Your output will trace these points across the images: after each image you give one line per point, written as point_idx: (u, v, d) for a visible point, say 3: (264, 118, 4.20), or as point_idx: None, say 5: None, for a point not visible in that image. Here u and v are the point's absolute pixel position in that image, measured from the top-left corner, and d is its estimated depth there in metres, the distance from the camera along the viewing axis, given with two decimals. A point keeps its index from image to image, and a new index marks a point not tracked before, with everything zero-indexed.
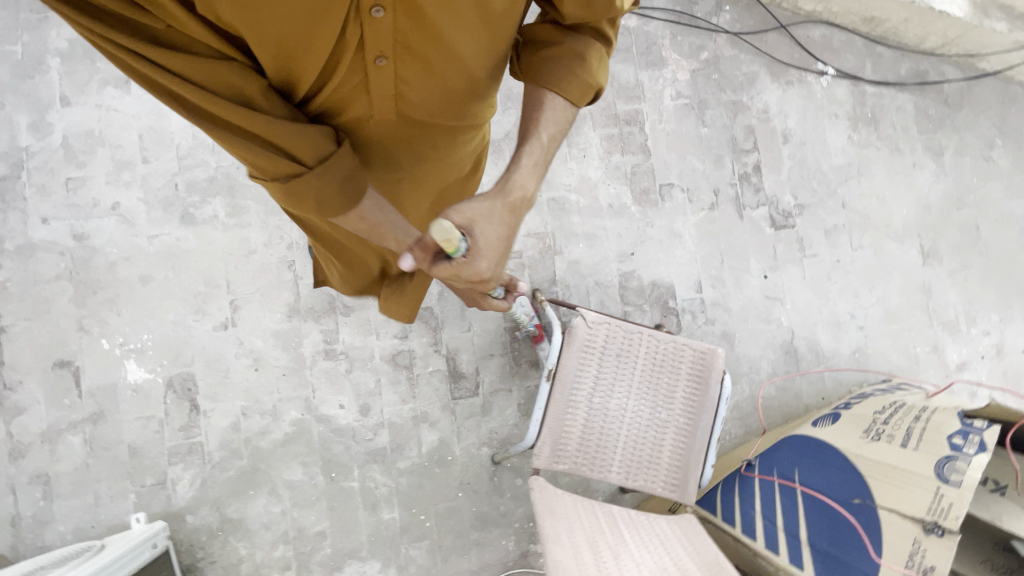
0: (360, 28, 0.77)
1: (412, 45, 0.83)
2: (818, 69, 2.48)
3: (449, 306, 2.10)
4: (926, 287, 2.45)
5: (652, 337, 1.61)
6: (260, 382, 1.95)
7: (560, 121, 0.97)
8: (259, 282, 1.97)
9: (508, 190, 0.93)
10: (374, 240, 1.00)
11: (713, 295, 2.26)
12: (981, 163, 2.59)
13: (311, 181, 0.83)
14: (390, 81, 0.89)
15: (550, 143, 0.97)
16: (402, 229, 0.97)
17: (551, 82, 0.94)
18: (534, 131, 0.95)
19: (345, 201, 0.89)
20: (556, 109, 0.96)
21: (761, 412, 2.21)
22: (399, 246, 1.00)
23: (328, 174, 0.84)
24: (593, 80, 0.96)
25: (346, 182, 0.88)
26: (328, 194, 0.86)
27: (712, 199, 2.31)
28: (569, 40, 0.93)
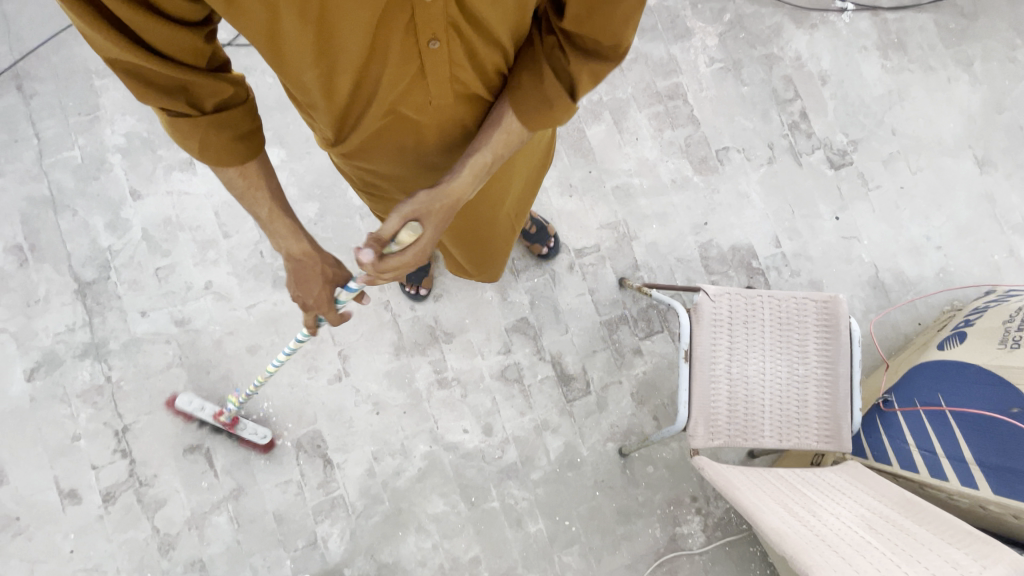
0: (414, 9, 0.81)
1: (460, 25, 0.86)
2: (837, 8, 2.49)
3: (543, 312, 2.12)
4: (989, 196, 2.47)
5: (772, 298, 1.64)
6: (384, 424, 1.96)
7: (511, 143, 1.05)
8: (361, 328, 1.99)
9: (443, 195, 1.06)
10: (245, 199, 1.05)
11: (792, 247, 2.28)
12: (1010, 64, 2.62)
13: (202, 125, 0.90)
14: (446, 65, 0.92)
15: (494, 160, 1.07)
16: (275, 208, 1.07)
17: (516, 101, 0.99)
18: (478, 147, 1.05)
19: (234, 153, 0.96)
20: (509, 132, 1.04)
21: (877, 344, 2.24)
22: (269, 210, 1.07)
23: (221, 127, 0.92)
24: (554, 118, 1.01)
25: (238, 137, 0.95)
26: (212, 142, 0.93)
27: (768, 153, 2.33)
28: (546, 82, 0.95)
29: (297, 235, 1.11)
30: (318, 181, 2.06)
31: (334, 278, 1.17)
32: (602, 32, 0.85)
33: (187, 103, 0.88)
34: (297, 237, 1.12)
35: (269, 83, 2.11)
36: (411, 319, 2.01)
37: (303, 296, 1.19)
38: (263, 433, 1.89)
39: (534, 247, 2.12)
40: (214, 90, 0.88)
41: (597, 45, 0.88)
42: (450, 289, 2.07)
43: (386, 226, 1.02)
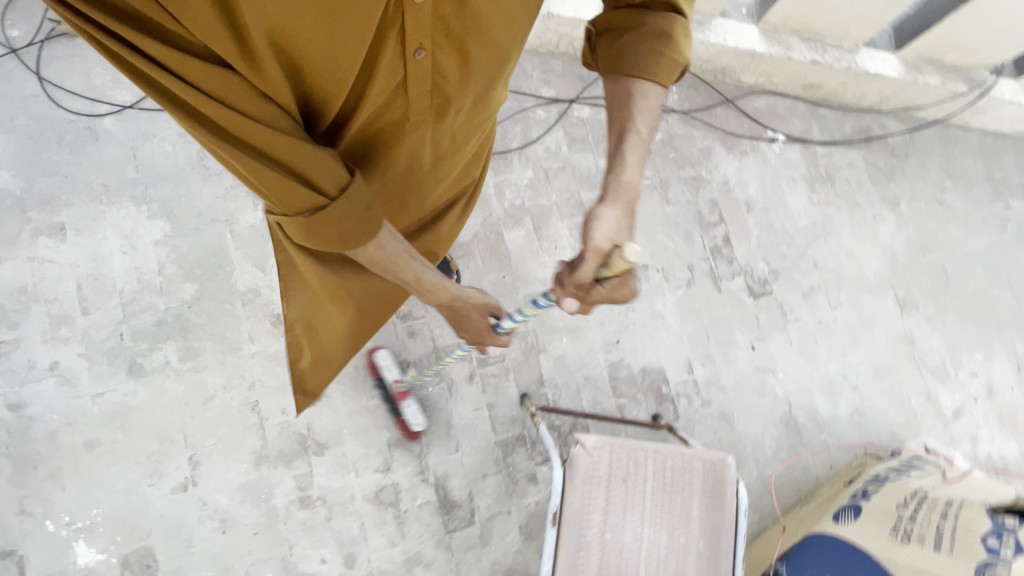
0: (404, 15, 0.76)
1: (450, 28, 0.83)
2: (768, 136, 2.53)
3: (433, 427, 1.92)
4: (908, 337, 2.45)
5: (659, 453, 1.50)
6: (229, 546, 1.74)
7: (654, 106, 1.07)
8: (221, 430, 1.80)
9: (622, 191, 1.06)
10: (388, 272, 1.01)
11: (705, 374, 2.20)
12: (936, 207, 2.66)
13: (335, 213, 0.84)
14: (428, 74, 0.88)
15: (648, 133, 1.08)
16: (418, 263, 1.04)
17: (639, 68, 1.03)
18: (630, 122, 1.06)
19: (367, 231, 0.90)
20: (647, 95, 1.06)
21: (774, 495, 2.12)
22: (413, 274, 1.04)
23: (353, 202, 0.86)
24: (676, 56, 1.03)
25: (367, 209, 0.89)
26: (350, 223, 0.87)
27: (688, 275, 2.29)
28: (648, 18, 1.01)
29: (444, 287, 1.08)
30: (201, 261, 1.89)
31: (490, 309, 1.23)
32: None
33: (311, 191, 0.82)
34: (443, 288, 1.10)
35: (169, 151, 1.97)
36: (280, 425, 1.83)
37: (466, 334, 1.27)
38: (418, 420, 1.86)
39: None
40: (330, 170, 0.82)
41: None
42: (332, 394, 1.87)
43: (585, 264, 1.01)
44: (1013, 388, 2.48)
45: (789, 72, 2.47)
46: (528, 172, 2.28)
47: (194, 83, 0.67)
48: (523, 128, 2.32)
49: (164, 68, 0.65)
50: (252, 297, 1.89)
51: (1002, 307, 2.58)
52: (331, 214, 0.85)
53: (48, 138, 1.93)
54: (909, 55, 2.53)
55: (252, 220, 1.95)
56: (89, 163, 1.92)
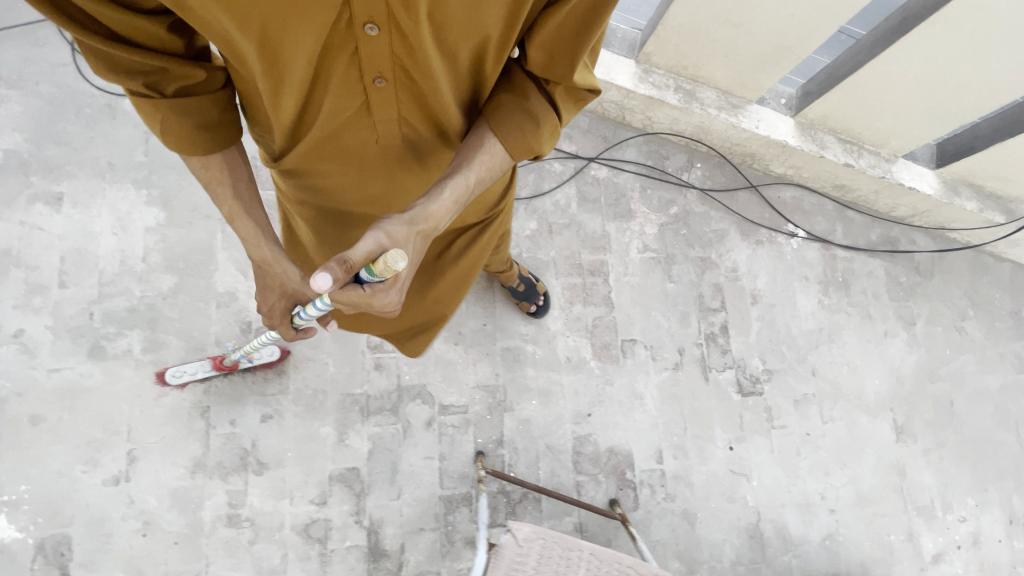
0: (357, 42, 0.75)
1: (409, 69, 0.81)
2: (787, 231, 2.43)
3: (378, 468, 1.86)
4: (899, 467, 2.30)
5: (594, 556, 1.42)
6: (147, 551, 1.69)
7: (494, 168, 0.93)
8: (165, 430, 1.77)
9: (419, 220, 0.89)
10: (211, 191, 0.95)
11: (674, 467, 2.09)
12: (954, 333, 2.52)
13: (159, 108, 0.81)
14: (391, 103, 0.87)
15: (477, 186, 0.92)
16: (234, 205, 0.96)
17: (494, 124, 0.90)
18: (469, 161, 0.91)
19: (195, 145, 0.87)
20: (492, 156, 0.92)
21: None
22: (232, 207, 0.96)
23: (183, 110, 0.83)
24: (536, 145, 0.91)
25: (200, 127, 0.86)
26: (172, 127, 0.84)
27: (676, 358, 2.19)
28: (531, 98, 0.88)
29: (257, 240, 0.99)
30: (185, 255, 1.88)
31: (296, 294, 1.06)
32: (575, 51, 0.80)
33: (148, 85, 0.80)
34: (257, 244, 0.99)
35: None
36: (225, 435, 1.79)
37: (263, 307, 1.11)
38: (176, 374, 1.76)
39: (522, 304, 2.09)
40: (179, 76, 0.80)
41: (572, 71, 0.83)
42: (284, 415, 1.83)
43: (359, 249, 0.81)
44: (1001, 542, 2.33)
45: (820, 170, 2.39)
46: (531, 224, 2.25)
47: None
48: (535, 178, 2.28)
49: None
50: (227, 300, 1.87)
51: (1004, 453, 2.43)
52: (157, 109, 0.82)
53: (67, 109, 1.96)
54: (947, 174, 2.43)
55: None
56: (101, 139, 1.95)
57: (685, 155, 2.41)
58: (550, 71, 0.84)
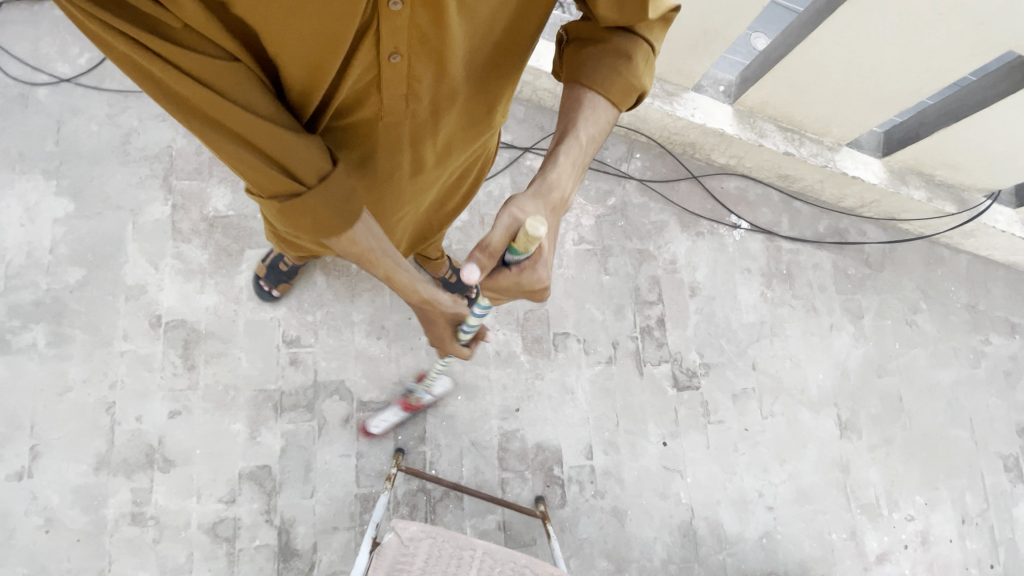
0: (380, 22, 0.74)
1: (428, 39, 0.80)
2: (730, 222, 2.38)
3: (292, 465, 1.81)
4: (843, 464, 2.24)
5: (488, 556, 1.36)
6: (46, 550, 1.65)
7: (600, 120, 0.96)
8: (68, 426, 1.72)
9: (548, 191, 0.92)
10: (364, 265, 0.99)
11: (605, 463, 2.04)
12: (904, 327, 2.46)
13: (311, 199, 0.80)
14: (403, 80, 0.86)
15: (590, 143, 0.96)
16: (392, 258, 0.99)
17: (591, 81, 0.93)
18: (573, 128, 0.95)
19: (346, 220, 0.85)
20: (596, 109, 0.95)
21: None
22: (386, 269, 1.00)
23: (331, 191, 0.81)
24: (636, 81, 0.94)
25: (345, 201, 0.84)
26: (323, 211, 0.82)
27: (610, 352, 2.15)
28: (611, 40, 0.91)
29: (416, 288, 1.05)
30: (95, 247, 1.84)
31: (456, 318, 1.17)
32: None
33: (290, 177, 0.79)
34: (414, 289, 1.06)
35: (94, 131, 1.93)
36: (131, 432, 1.74)
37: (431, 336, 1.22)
38: (378, 425, 1.86)
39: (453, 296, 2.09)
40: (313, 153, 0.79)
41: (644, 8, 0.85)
42: (193, 410, 1.78)
43: (495, 231, 0.84)
44: (951, 541, 2.27)
45: (761, 159, 2.33)
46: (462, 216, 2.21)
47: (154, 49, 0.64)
48: None
49: (128, 34, 0.62)
50: (138, 293, 1.82)
51: (955, 449, 2.37)
52: (306, 199, 0.80)
53: None
54: (894, 162, 2.36)
55: (157, 215, 1.89)
56: (12, 129, 1.90)
57: (625, 145, 2.36)
58: (623, 17, 0.87)
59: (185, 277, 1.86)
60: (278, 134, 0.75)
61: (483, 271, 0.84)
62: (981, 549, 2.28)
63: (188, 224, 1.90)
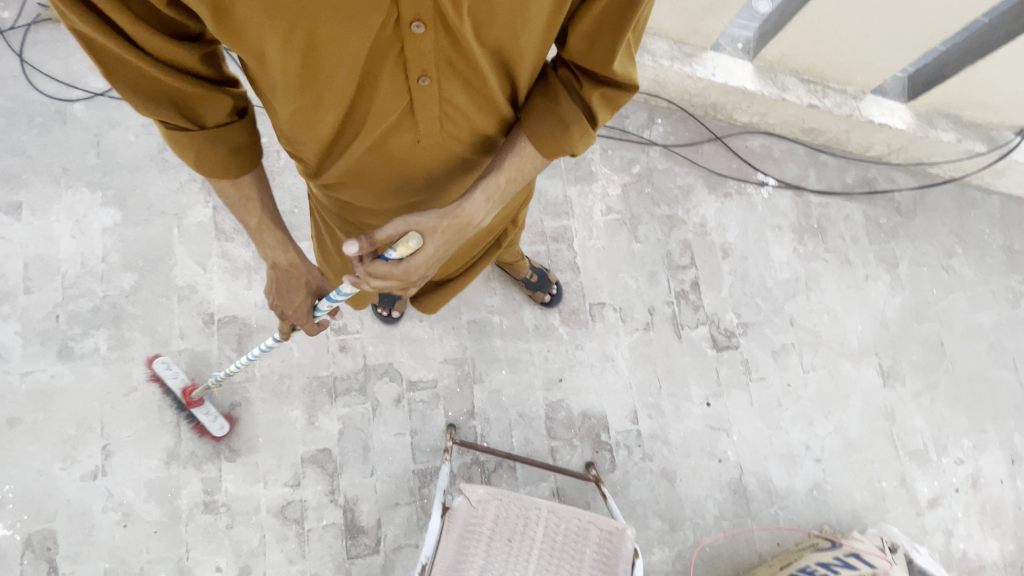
0: (404, 46, 0.73)
1: (454, 61, 0.79)
2: (757, 180, 2.37)
3: (350, 447, 1.87)
4: (888, 412, 2.25)
5: (553, 514, 1.43)
6: (129, 541, 1.74)
7: (524, 168, 0.97)
8: (137, 424, 1.81)
9: (458, 215, 0.96)
10: (236, 210, 0.97)
11: (650, 426, 2.07)
12: (941, 273, 2.44)
13: (196, 138, 0.83)
14: (435, 102, 0.85)
15: (509, 184, 0.98)
16: (268, 214, 0.99)
17: (528, 126, 0.93)
18: (500, 162, 0.96)
19: (226, 167, 0.88)
20: (525, 157, 0.96)
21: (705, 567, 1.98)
22: (259, 221, 0.99)
23: (218, 139, 0.84)
24: (568, 145, 0.93)
25: (232, 152, 0.87)
26: (206, 156, 0.85)
27: (647, 318, 2.17)
28: (562, 103, 0.89)
29: (286, 248, 1.03)
30: (144, 252, 1.91)
31: (316, 291, 1.16)
32: (614, 46, 0.80)
33: (182, 114, 0.80)
34: (284, 250, 1.04)
35: (131, 141, 2.00)
36: (195, 425, 1.82)
37: (282, 305, 1.16)
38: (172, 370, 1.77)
39: (535, 294, 2.09)
40: (211, 103, 0.80)
41: (609, 66, 0.83)
42: (251, 401, 1.85)
43: (386, 231, 0.90)
44: (1003, 482, 2.26)
45: (785, 114, 2.31)
46: None
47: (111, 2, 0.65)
48: None
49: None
50: (188, 293, 1.89)
51: (1001, 390, 2.36)
52: (189, 138, 0.83)
53: (19, 118, 1.99)
54: (921, 106, 2.32)
55: (200, 217, 1.95)
56: (55, 145, 1.97)
57: (646, 112, 2.36)
58: (590, 60, 0.84)
59: (232, 275, 1.92)
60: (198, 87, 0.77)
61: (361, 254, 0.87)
62: None
63: (230, 224, 1.95)
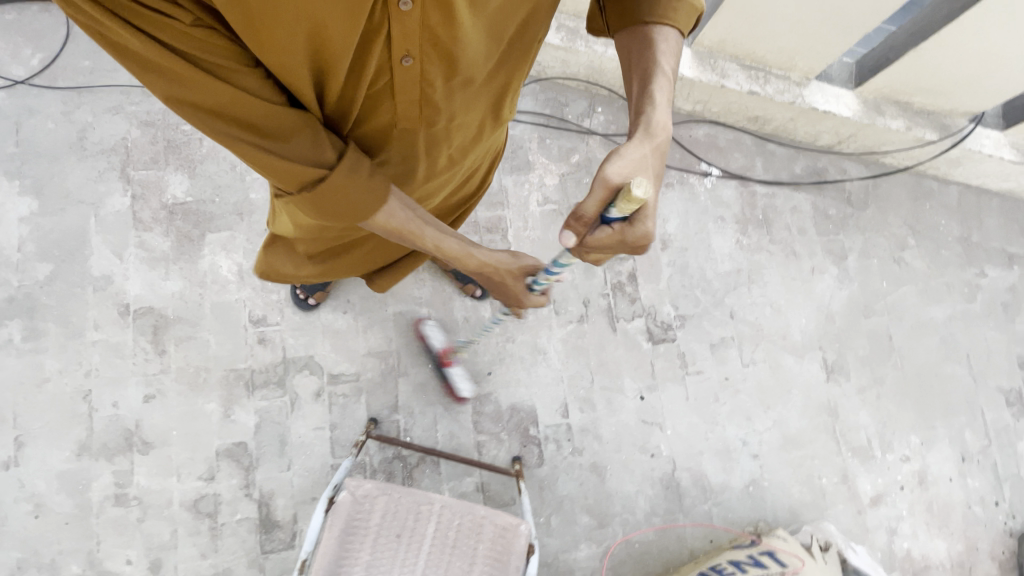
0: (391, 22, 0.77)
1: (438, 40, 0.83)
2: (701, 170, 2.32)
3: (267, 440, 1.84)
4: (831, 407, 2.19)
5: (446, 509, 1.38)
6: (38, 533, 1.72)
7: (675, 50, 0.94)
8: (49, 415, 1.78)
9: (654, 134, 0.89)
10: (406, 240, 1.03)
11: (581, 420, 2.03)
12: (892, 265, 2.37)
13: (336, 180, 0.86)
14: (416, 81, 0.89)
15: (673, 73, 0.93)
16: (435, 231, 1.04)
17: (654, 15, 0.91)
18: (657, 65, 0.92)
19: (375, 195, 0.91)
20: (669, 41, 0.93)
21: (632, 564, 1.94)
22: (433, 237, 1.04)
23: (352, 170, 0.87)
24: (695, 2, 0.93)
25: (371, 173, 0.90)
26: (355, 191, 0.88)
27: (581, 310, 2.12)
28: None
29: (472, 253, 1.09)
30: (61, 242, 1.88)
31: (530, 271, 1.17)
32: None
33: (312, 162, 0.84)
34: (469, 254, 1.10)
35: (50, 129, 1.96)
36: (108, 417, 1.79)
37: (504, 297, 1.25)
38: (439, 331, 1.99)
39: (467, 287, 2.04)
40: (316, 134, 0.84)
41: None
42: (166, 392, 1.82)
43: (589, 201, 0.88)
44: (951, 480, 2.20)
45: (727, 101, 2.26)
46: None
47: (195, 60, 0.70)
48: None
49: (156, 41, 0.67)
50: (104, 284, 1.86)
51: (952, 386, 2.29)
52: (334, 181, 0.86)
53: None
54: (868, 93, 2.26)
55: (118, 206, 1.92)
56: None
57: (586, 100, 2.31)
58: None
59: (150, 265, 1.89)
60: (296, 119, 0.81)
61: (578, 235, 0.92)
62: (985, 487, 2.21)
63: (148, 213, 1.93)
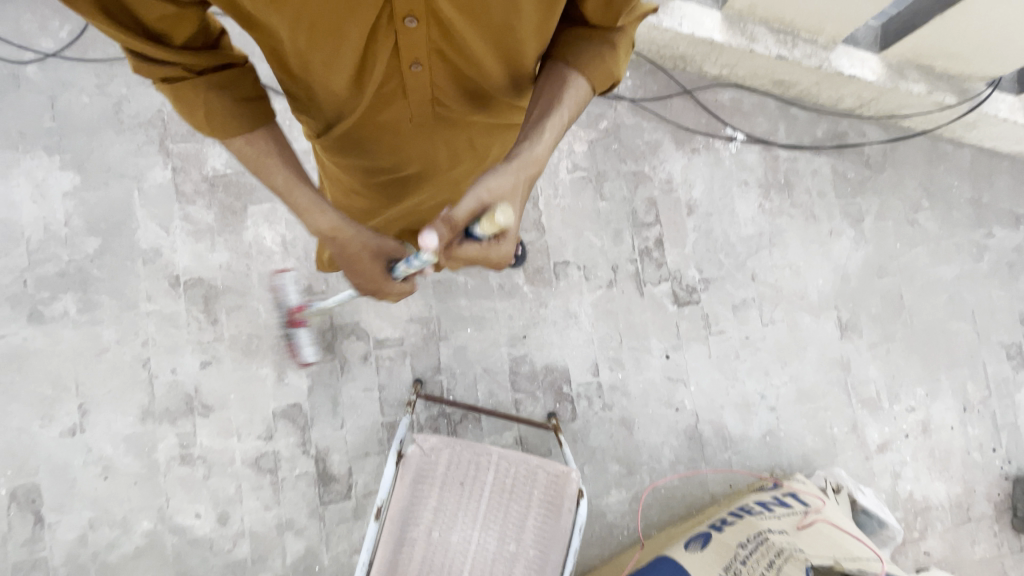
0: (396, 36, 0.84)
1: (443, 51, 0.90)
2: (726, 135, 2.36)
3: (320, 402, 1.94)
4: (844, 362, 2.32)
5: (503, 459, 1.50)
6: (109, 492, 1.84)
7: (580, 98, 0.96)
8: (111, 382, 1.87)
9: (526, 166, 0.95)
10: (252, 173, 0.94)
11: (611, 378, 2.15)
12: (906, 227, 2.46)
13: (194, 98, 0.82)
14: (426, 83, 0.97)
15: (568, 121, 0.97)
16: (286, 178, 0.94)
17: (578, 61, 0.94)
18: (557, 106, 0.94)
19: (237, 127, 0.88)
20: (579, 90, 0.95)
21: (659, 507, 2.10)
22: (284, 179, 0.95)
23: (214, 100, 0.83)
24: (614, 69, 0.95)
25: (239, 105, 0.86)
26: (215, 113, 0.85)
27: (610, 276, 2.21)
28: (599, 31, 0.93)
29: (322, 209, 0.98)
30: (106, 216, 1.92)
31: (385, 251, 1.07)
32: None
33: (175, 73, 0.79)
34: (321, 212, 0.99)
35: (85, 103, 1.96)
36: (168, 384, 1.89)
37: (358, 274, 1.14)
38: None
39: None
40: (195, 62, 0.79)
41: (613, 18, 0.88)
42: (221, 359, 1.91)
43: (462, 207, 0.89)
44: (952, 428, 2.36)
45: (754, 65, 2.28)
46: None
47: None
48: None
49: None
50: (153, 256, 1.92)
51: (957, 341, 2.43)
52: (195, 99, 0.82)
53: None
54: (892, 57, 2.28)
55: (160, 179, 1.96)
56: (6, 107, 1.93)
57: None
58: (605, 15, 0.88)
59: (197, 238, 1.94)
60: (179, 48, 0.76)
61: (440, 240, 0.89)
62: (983, 434, 2.38)
63: (191, 186, 1.96)
